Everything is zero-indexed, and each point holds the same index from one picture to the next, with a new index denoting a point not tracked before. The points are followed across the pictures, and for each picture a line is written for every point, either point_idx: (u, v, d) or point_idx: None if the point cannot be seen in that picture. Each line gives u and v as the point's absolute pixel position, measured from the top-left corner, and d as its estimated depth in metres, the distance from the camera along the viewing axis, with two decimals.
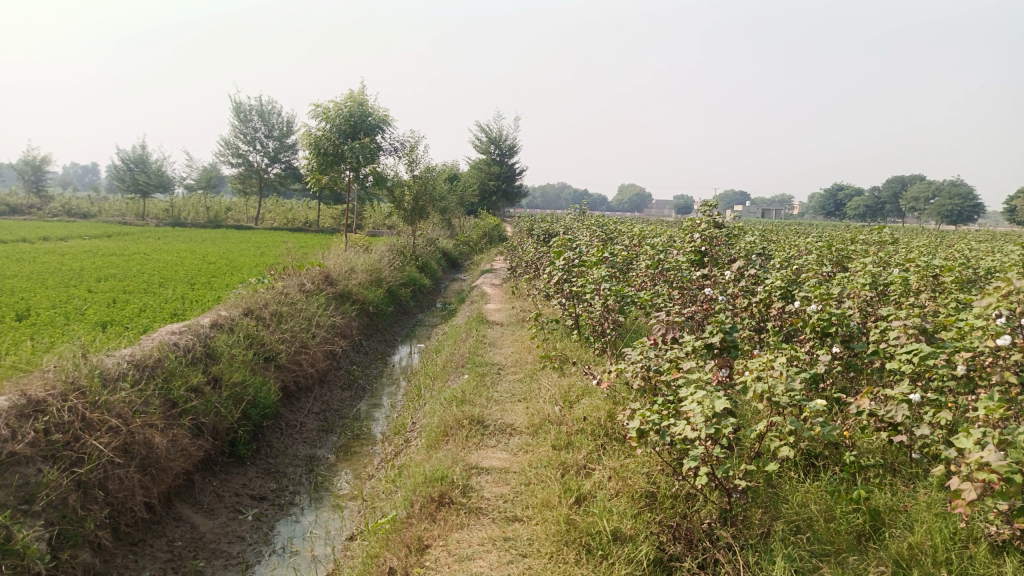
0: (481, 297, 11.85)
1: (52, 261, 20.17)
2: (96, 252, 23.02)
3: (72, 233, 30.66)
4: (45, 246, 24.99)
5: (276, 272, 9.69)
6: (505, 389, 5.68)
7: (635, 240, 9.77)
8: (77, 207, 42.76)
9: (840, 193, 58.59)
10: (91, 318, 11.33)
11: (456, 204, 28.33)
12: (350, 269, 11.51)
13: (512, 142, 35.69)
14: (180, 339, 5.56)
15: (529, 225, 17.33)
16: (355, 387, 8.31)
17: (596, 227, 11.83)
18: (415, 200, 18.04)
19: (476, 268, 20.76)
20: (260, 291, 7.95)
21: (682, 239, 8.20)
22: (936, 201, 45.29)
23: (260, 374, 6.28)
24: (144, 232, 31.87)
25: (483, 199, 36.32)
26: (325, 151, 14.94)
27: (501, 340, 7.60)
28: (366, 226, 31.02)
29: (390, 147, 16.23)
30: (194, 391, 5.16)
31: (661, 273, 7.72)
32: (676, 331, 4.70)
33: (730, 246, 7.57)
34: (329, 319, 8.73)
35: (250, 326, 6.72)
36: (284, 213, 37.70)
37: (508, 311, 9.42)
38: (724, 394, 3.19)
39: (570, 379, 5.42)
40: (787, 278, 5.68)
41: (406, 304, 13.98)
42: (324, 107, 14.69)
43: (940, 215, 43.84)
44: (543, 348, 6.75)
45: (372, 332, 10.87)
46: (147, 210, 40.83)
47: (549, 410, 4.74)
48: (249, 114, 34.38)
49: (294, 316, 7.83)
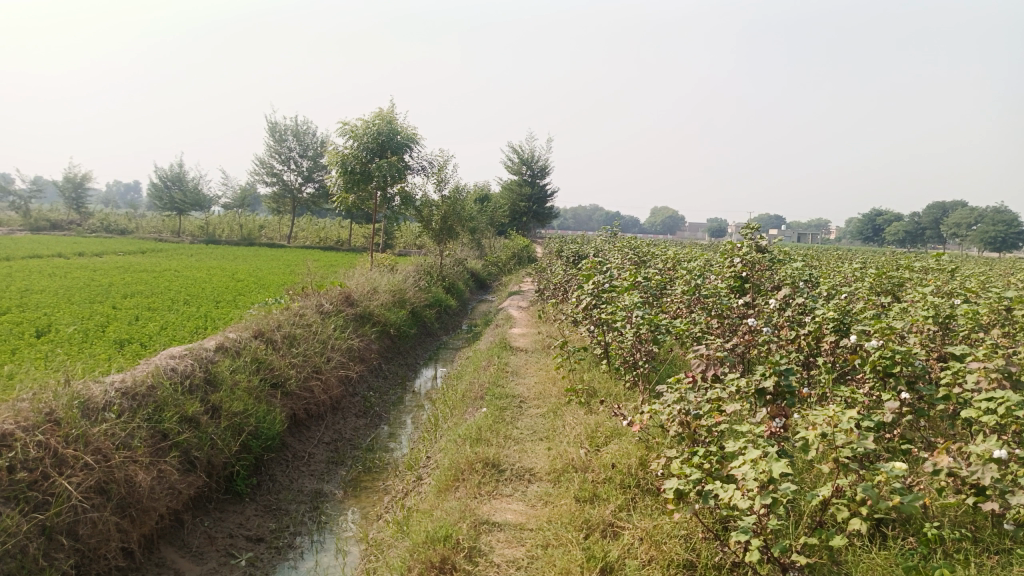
0: (506, 320, 11.40)
1: (83, 277, 20.26)
2: (128, 268, 23.15)
3: (107, 249, 31.02)
4: (79, 262, 25.20)
5: (295, 292, 9.36)
6: (526, 426, 5.18)
7: (670, 264, 9.26)
8: (115, 223, 43.44)
9: (879, 218, 57.22)
10: (109, 337, 11.11)
11: (486, 225, 28.00)
12: (373, 290, 11.15)
13: (544, 163, 35.40)
14: (179, 364, 5.19)
15: (559, 247, 16.89)
16: (371, 415, 7.88)
17: (629, 250, 11.33)
18: (443, 221, 17.72)
19: (505, 290, 20.33)
20: (274, 312, 7.59)
21: (721, 263, 7.66)
22: (979, 227, 43.85)
23: (266, 402, 5.88)
24: (178, 249, 32.13)
25: (514, 220, 36.00)
26: (352, 169, 14.71)
27: (525, 368, 7.12)
28: (396, 245, 30.90)
29: (419, 165, 15.95)
30: (188, 423, 4.77)
31: (697, 299, 7.20)
32: (717, 367, 4.19)
33: (774, 271, 7.01)
34: (346, 342, 8.34)
35: (258, 350, 6.34)
36: (316, 231, 37.81)
37: (534, 337, 8.95)
38: (778, 452, 2.69)
39: (597, 417, 4.92)
40: (840, 308, 5.13)
41: (431, 326, 13.58)
42: (352, 124, 14.47)
43: (983, 241, 42.38)
44: (569, 379, 6.25)
45: (393, 355, 10.46)
46: (182, 227, 41.27)
47: (573, 453, 4.24)
48: (284, 133, 34.64)
49: (308, 339, 7.45)
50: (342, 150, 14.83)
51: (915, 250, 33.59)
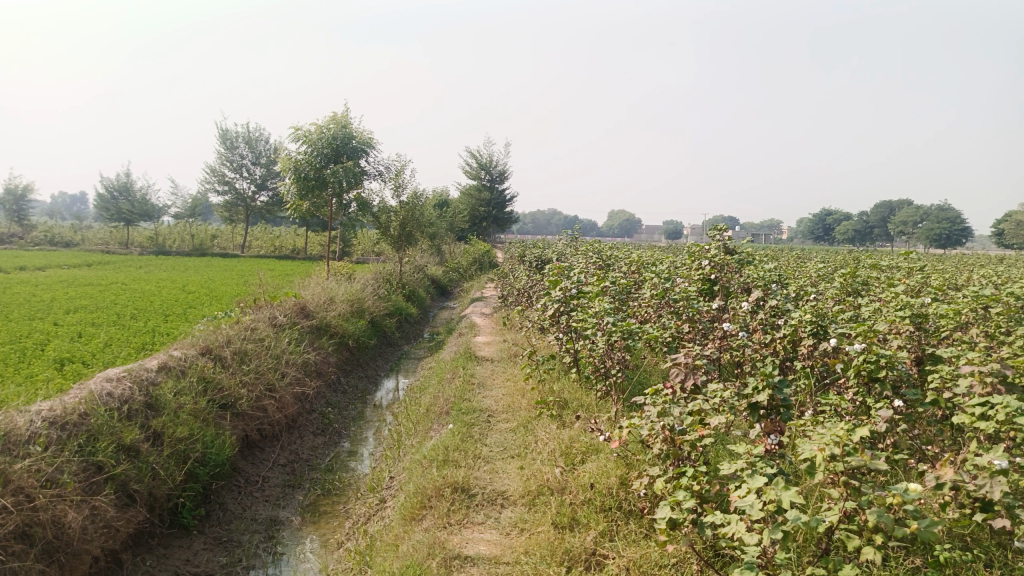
0: (469, 328, 11.08)
1: (23, 292, 19.31)
2: (72, 282, 22.18)
3: (50, 262, 29.79)
4: (18, 276, 24.07)
5: (246, 305, 8.91)
6: (495, 443, 4.88)
7: (635, 268, 9.07)
8: (59, 235, 41.86)
9: (829, 217, 58.46)
10: (48, 356, 10.48)
11: (445, 230, 27.64)
12: (330, 300, 10.73)
13: (502, 167, 35.19)
14: (116, 388, 4.78)
15: (520, 251, 16.64)
16: (330, 432, 7.49)
17: (593, 253, 11.12)
18: (401, 227, 17.32)
19: (467, 296, 20.00)
20: (223, 327, 7.16)
21: (689, 266, 7.48)
22: (925, 225, 45.04)
23: (215, 425, 5.47)
24: (126, 260, 31.03)
25: (473, 225, 35.68)
26: (305, 175, 14.24)
27: (491, 380, 6.81)
28: (354, 253, 30.32)
29: (375, 170, 15.55)
30: (126, 453, 4.36)
31: (667, 303, 7.00)
32: (698, 377, 3.95)
33: (744, 273, 6.85)
34: (301, 356, 7.93)
35: (206, 368, 5.92)
36: (270, 240, 36.95)
37: (499, 345, 8.65)
38: (779, 474, 2.45)
39: (571, 431, 4.65)
40: (817, 311, 4.95)
41: (391, 336, 13.18)
42: (304, 129, 14.00)
43: (929, 238, 43.53)
44: (539, 390, 5.98)
45: (352, 368, 10.06)
46: (131, 238, 39.94)
47: (547, 473, 3.96)
48: (236, 140, 33.77)
49: (261, 354, 7.03)
50: (295, 156, 14.35)
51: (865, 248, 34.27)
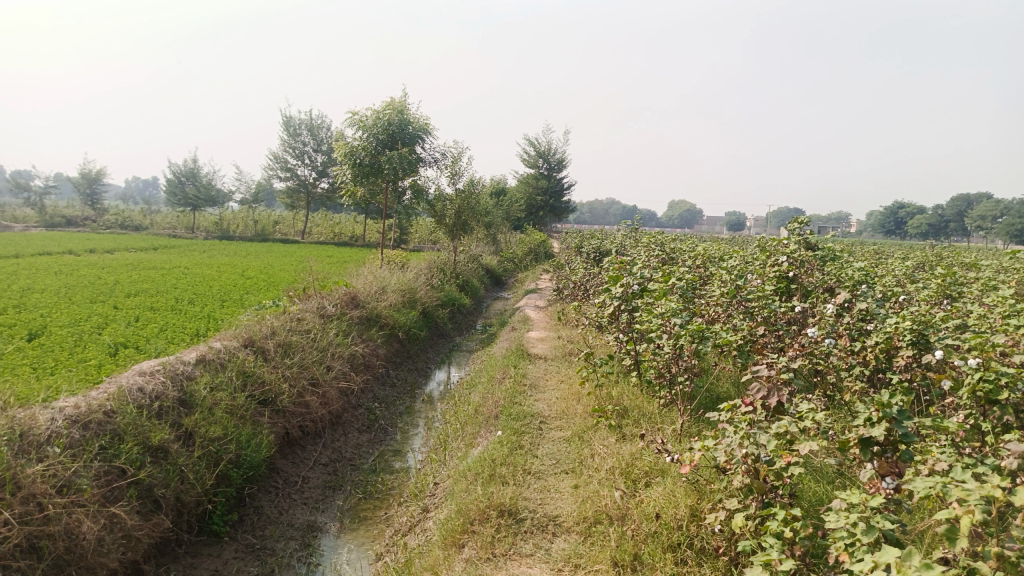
0: (522, 322, 10.64)
1: (90, 274, 19.80)
2: (138, 266, 22.68)
3: (119, 246, 30.67)
4: (87, 258, 24.78)
5: (296, 293, 8.69)
6: (548, 456, 4.44)
7: (701, 263, 8.46)
8: (130, 219, 43.20)
9: (900, 210, 55.87)
10: (104, 340, 10.52)
11: (501, 219, 27.26)
12: (381, 290, 10.46)
13: (561, 156, 34.59)
14: (147, 383, 4.53)
15: (577, 242, 16.10)
16: (375, 429, 7.17)
17: (655, 246, 10.54)
18: (457, 215, 16.98)
19: (522, 287, 19.57)
20: (268, 317, 6.90)
21: (764, 261, 6.86)
22: (1004, 220, 42.45)
23: (253, 423, 5.19)
24: (190, 245, 31.70)
25: (530, 215, 35.17)
26: (361, 161, 14.03)
27: (545, 381, 6.36)
28: (410, 240, 30.29)
29: (431, 157, 15.23)
30: (154, 454, 4.10)
31: (739, 303, 6.41)
32: (784, 394, 3.43)
33: (826, 271, 6.22)
34: (348, 349, 7.64)
35: (247, 362, 5.65)
36: (330, 227, 37.27)
37: (553, 343, 8.18)
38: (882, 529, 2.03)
39: (633, 446, 4.17)
40: (920, 320, 4.34)
41: (443, 327, 12.86)
42: (360, 115, 13.77)
43: (1008, 234, 41.00)
44: (596, 395, 5.50)
45: (402, 361, 9.75)
46: (196, 223, 40.92)
47: (606, 496, 3.50)
48: (298, 128, 34.11)
49: (306, 347, 6.74)
50: (351, 142, 14.13)
51: (939, 245, 32.41)
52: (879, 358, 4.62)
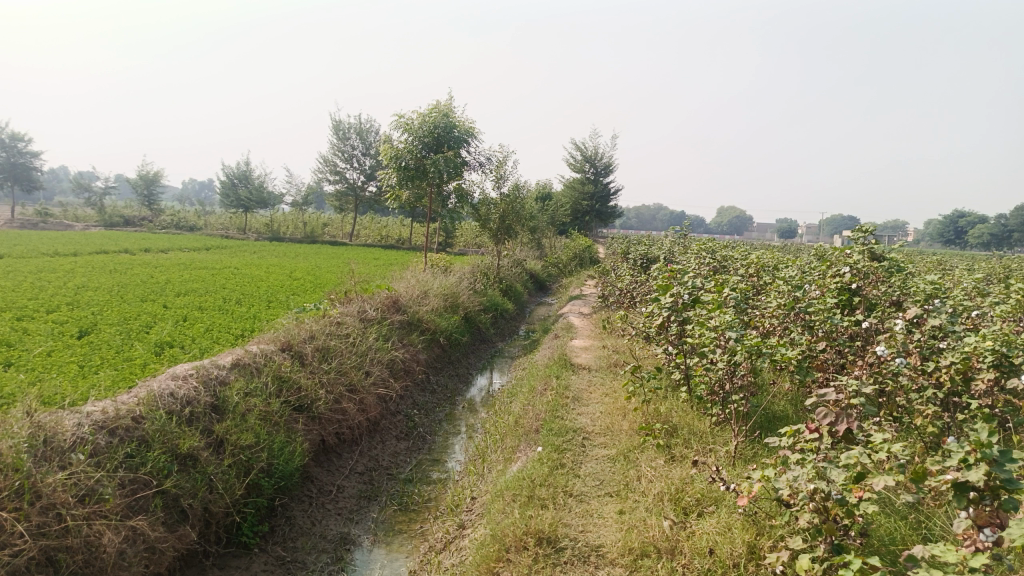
0: (566, 329, 10.38)
1: (143, 273, 20.23)
2: (189, 265, 23.11)
3: (172, 245, 31.39)
4: (141, 258, 25.37)
5: (337, 296, 8.59)
6: (591, 476, 4.18)
7: (754, 272, 8.08)
8: (184, 220, 44.26)
9: (960, 219, 53.79)
10: (150, 339, 10.61)
11: (546, 223, 27.03)
12: (423, 294, 10.31)
13: (608, 160, 34.19)
14: (179, 388, 4.43)
15: (623, 248, 15.75)
16: (413, 437, 6.99)
17: (706, 253, 10.16)
18: (501, 220, 16.80)
19: (566, 293, 19.28)
20: (307, 320, 6.79)
21: (824, 271, 6.47)
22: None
23: (288, 430, 5.05)
24: (240, 246, 32.24)
25: (575, 219, 34.84)
26: (406, 164, 13.96)
27: (589, 393, 6.10)
28: (455, 244, 30.27)
29: (476, 161, 15.08)
30: (182, 462, 3.99)
31: (797, 315, 6.05)
32: (855, 420, 3.12)
33: (892, 283, 5.82)
34: (388, 354, 7.49)
35: (283, 366, 5.53)
36: (376, 229, 37.54)
37: (597, 352, 7.90)
38: None
39: (684, 471, 3.87)
40: (1004, 339, 3.96)
41: (486, 332, 12.67)
42: (406, 117, 13.69)
43: None
44: (643, 411, 5.22)
45: (442, 366, 9.58)
46: (248, 224, 41.69)
47: (653, 527, 3.24)
48: (347, 131, 34.44)
49: (345, 352, 6.60)
50: (396, 145, 14.07)
51: (1001, 256, 30.97)
52: (956, 381, 4.23)
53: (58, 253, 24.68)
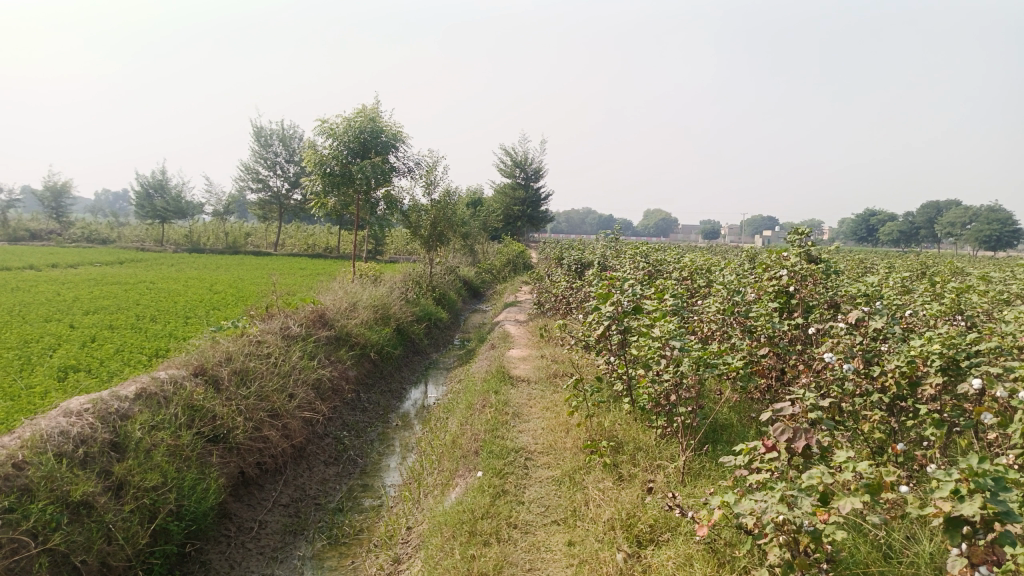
0: (502, 339, 10.10)
1: (49, 291, 18.93)
2: (102, 281, 21.80)
3: (83, 259, 29.64)
4: (47, 274, 23.80)
5: (259, 312, 8.08)
6: (536, 503, 3.92)
7: (689, 276, 8.00)
8: (97, 232, 41.99)
9: (872, 218, 56.24)
10: (54, 363, 9.80)
11: (478, 229, 26.73)
12: (352, 307, 9.87)
13: (538, 165, 34.19)
14: (73, 425, 3.94)
15: (557, 253, 15.59)
16: (343, 461, 6.56)
17: (641, 257, 10.06)
18: (432, 227, 16.42)
19: (500, 300, 19.01)
20: (223, 340, 6.29)
21: (761, 274, 6.40)
22: (973, 226, 42.67)
23: (201, 465, 4.60)
24: (158, 258, 30.70)
25: (507, 225, 34.68)
26: (331, 171, 13.45)
27: (529, 408, 5.83)
28: (386, 252, 29.63)
29: (404, 166, 14.67)
30: (74, 511, 3.51)
31: (736, 320, 5.95)
32: (814, 436, 2.96)
33: (829, 285, 5.78)
34: (314, 373, 7.04)
35: (195, 394, 5.05)
36: (304, 238, 36.46)
37: (536, 363, 7.64)
38: None
39: (633, 494, 3.65)
40: (950, 343, 3.90)
41: (419, 344, 12.26)
42: (330, 122, 13.18)
43: (978, 241, 41.18)
44: (586, 426, 4.98)
45: (374, 382, 9.15)
46: (166, 235, 39.87)
47: (606, 562, 2.99)
48: (271, 138, 33.35)
49: (266, 373, 6.15)
50: (320, 151, 13.54)
51: (911, 252, 32.33)
52: (901, 385, 4.16)
53: None
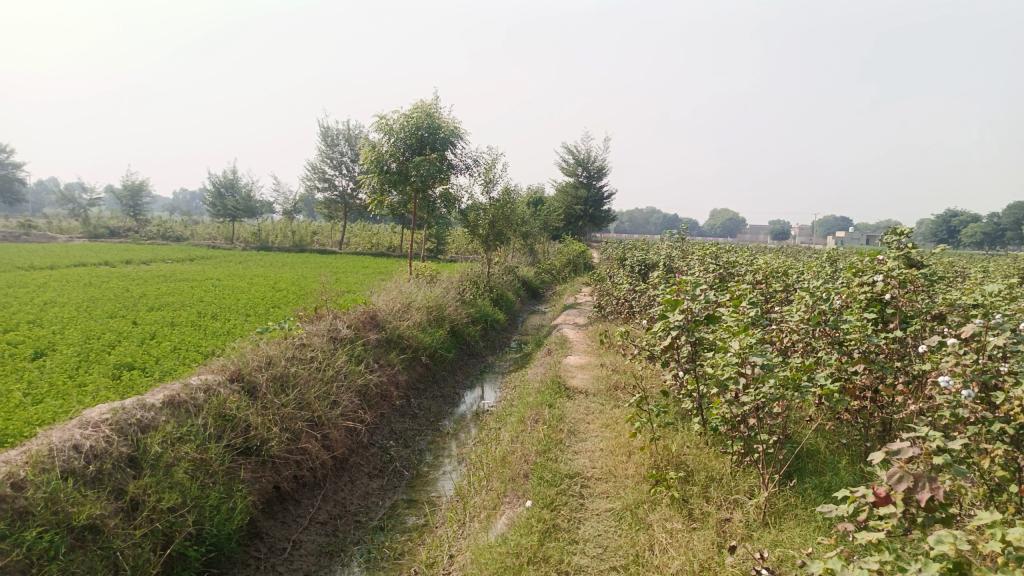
0: (560, 344, 9.57)
1: (119, 286, 19.34)
2: (171, 277, 22.20)
3: (155, 256, 30.48)
4: (120, 270, 24.46)
5: (307, 312, 7.77)
6: (592, 545, 3.43)
7: (763, 280, 7.33)
8: (171, 230, 43.30)
9: (954, 219, 53.30)
10: (110, 361, 9.76)
11: (539, 229, 26.27)
12: (405, 308, 9.51)
13: (601, 164, 33.54)
14: (86, 437, 3.65)
15: (619, 253, 14.98)
16: (388, 474, 6.16)
17: (711, 259, 9.38)
18: (491, 226, 16.00)
19: (559, 301, 18.46)
20: (265, 344, 5.97)
21: (851, 280, 5.71)
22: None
23: (229, 480, 4.26)
24: (226, 256, 31.28)
25: (568, 225, 34.06)
26: (388, 168, 13.17)
27: (586, 426, 5.31)
28: (447, 251, 29.47)
29: (463, 163, 14.30)
30: (79, 536, 3.20)
31: (821, 331, 5.30)
32: (941, 487, 2.37)
33: (933, 293, 5.07)
34: (360, 379, 6.67)
35: (228, 402, 4.72)
36: (367, 237, 36.71)
37: (595, 372, 7.10)
38: None
39: (708, 547, 3.11)
40: None
41: (474, 346, 11.84)
42: (387, 118, 12.91)
43: None
44: (651, 450, 4.44)
45: (426, 387, 8.75)
46: (235, 233, 40.77)
47: None
48: (336, 138, 33.65)
49: (309, 379, 5.80)
50: (378, 148, 13.29)
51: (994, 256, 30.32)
52: None
53: (34, 266, 23.78)
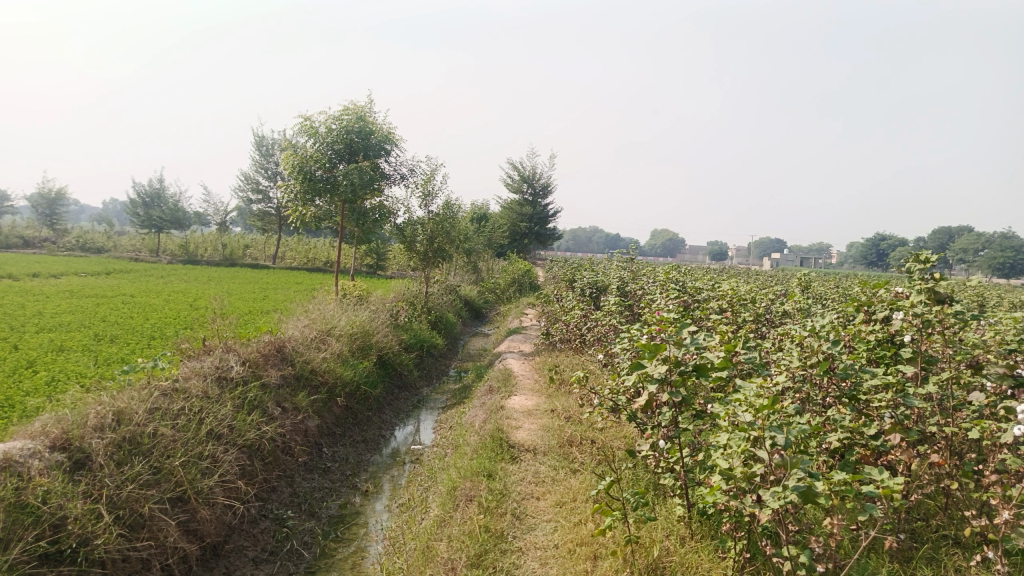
0: (502, 378, 8.36)
1: (12, 304, 17.20)
2: (79, 292, 20.10)
3: (67, 269, 27.99)
4: (22, 284, 22.10)
5: (193, 344, 6.36)
6: None
7: (736, 311, 6.28)
8: (90, 240, 40.40)
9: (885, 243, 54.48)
10: None
11: (482, 247, 25.18)
12: (322, 335, 8.16)
13: (547, 180, 32.77)
14: None
15: (567, 272, 13.93)
16: (281, 557, 4.78)
17: (671, 283, 8.33)
18: (430, 242, 14.75)
19: (503, 324, 17.25)
20: (117, 393, 4.57)
21: (854, 314, 4.66)
22: (986, 253, 40.62)
23: None
24: (146, 270, 28.96)
25: (513, 242, 33.03)
26: (312, 174, 11.73)
27: (535, 505, 4.12)
28: (387, 267, 28.08)
29: (398, 173, 13.04)
30: None
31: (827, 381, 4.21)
32: None
33: (960, 334, 4.06)
34: (251, 432, 5.31)
35: (30, 486, 3.37)
36: (303, 251, 34.90)
37: (543, 420, 5.90)
38: None
39: None
40: None
41: (408, 377, 10.53)
42: (313, 120, 11.55)
43: (990, 268, 39.30)
44: (624, 553, 3.28)
45: (343, 432, 7.40)
46: (160, 246, 38.27)
47: None
48: (271, 147, 31.90)
49: (175, 439, 4.44)
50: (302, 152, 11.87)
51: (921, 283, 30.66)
52: None
53: None
